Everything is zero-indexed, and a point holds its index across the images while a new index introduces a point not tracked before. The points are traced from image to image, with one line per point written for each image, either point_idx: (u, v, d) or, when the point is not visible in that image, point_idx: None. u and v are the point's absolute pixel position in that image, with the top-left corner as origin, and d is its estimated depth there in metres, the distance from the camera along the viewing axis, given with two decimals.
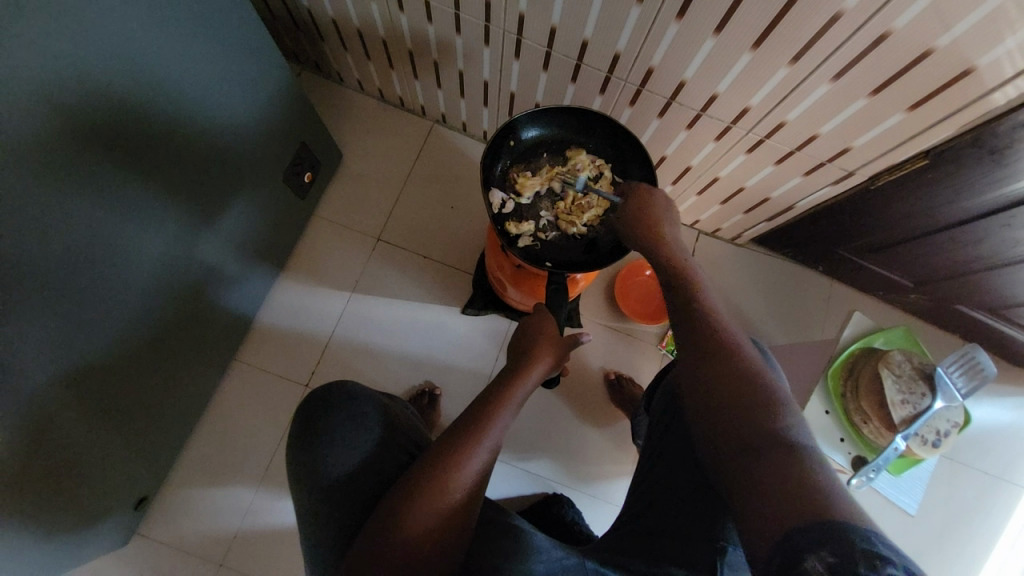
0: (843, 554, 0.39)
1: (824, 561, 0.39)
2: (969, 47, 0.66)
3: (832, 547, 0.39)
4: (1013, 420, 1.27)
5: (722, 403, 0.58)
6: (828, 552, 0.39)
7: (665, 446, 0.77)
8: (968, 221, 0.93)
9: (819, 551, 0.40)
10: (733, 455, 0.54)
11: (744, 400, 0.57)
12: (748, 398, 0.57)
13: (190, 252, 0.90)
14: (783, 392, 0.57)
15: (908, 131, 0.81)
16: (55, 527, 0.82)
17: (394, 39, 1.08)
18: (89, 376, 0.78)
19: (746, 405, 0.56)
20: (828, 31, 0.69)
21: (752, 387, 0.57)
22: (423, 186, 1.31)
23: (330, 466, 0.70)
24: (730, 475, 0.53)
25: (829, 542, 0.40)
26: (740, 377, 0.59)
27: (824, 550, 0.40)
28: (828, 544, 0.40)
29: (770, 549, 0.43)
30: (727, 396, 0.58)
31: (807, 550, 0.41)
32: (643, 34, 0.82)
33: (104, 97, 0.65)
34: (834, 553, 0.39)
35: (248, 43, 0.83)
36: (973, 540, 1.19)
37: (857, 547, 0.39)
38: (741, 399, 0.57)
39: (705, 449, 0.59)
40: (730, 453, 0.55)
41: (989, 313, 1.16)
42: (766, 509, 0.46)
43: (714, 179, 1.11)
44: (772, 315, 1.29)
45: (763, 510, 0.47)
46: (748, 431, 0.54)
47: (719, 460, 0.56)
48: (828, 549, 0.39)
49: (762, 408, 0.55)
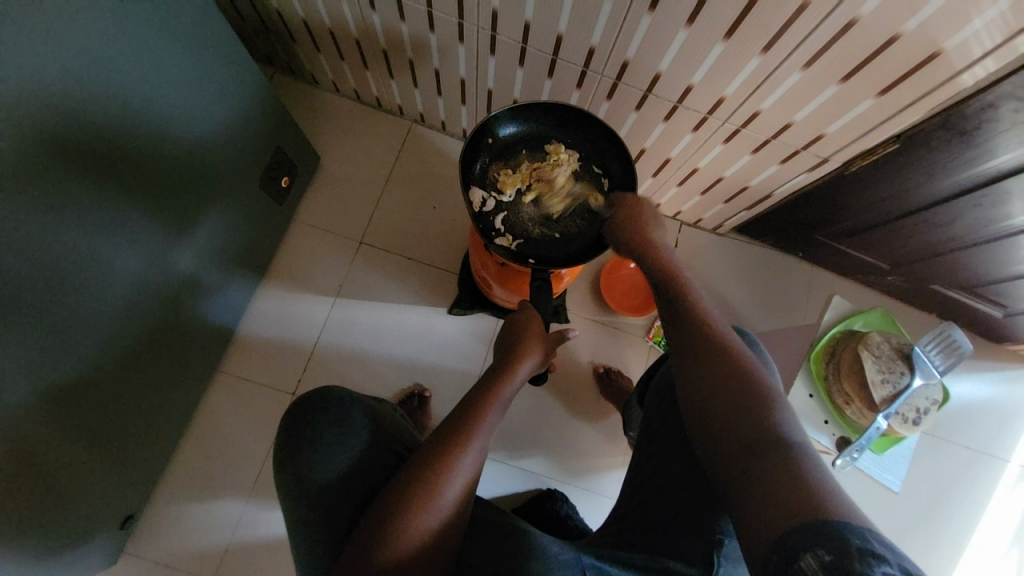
0: (839, 551, 0.39)
1: (818, 559, 0.39)
2: (935, 31, 0.67)
3: (828, 545, 0.40)
4: (989, 394, 1.30)
5: (713, 398, 0.60)
6: (823, 550, 0.40)
7: (657, 441, 0.78)
8: (941, 202, 0.95)
9: (815, 549, 0.40)
10: (733, 453, 0.55)
11: (730, 393, 0.59)
12: (737, 394, 0.58)
13: (167, 263, 0.88)
14: (773, 388, 0.59)
15: (880, 116, 0.82)
16: (40, 551, 0.80)
17: (367, 39, 1.07)
18: (68, 394, 0.76)
19: (737, 399, 0.58)
20: (797, 20, 0.71)
21: (741, 381, 0.59)
22: (404, 187, 1.30)
23: (318, 474, 0.69)
24: (729, 476, 0.54)
25: (826, 541, 0.40)
26: (730, 372, 0.61)
27: (819, 549, 0.40)
28: (822, 542, 0.40)
29: (767, 548, 0.44)
30: (716, 391, 0.60)
31: (802, 549, 0.41)
32: (617, 27, 0.82)
33: (72, 111, 0.63)
34: (830, 551, 0.39)
35: (218, 48, 0.82)
36: (957, 514, 1.22)
37: (851, 545, 0.39)
38: (734, 394, 0.59)
39: (701, 443, 0.60)
40: (730, 452, 0.55)
41: (964, 291, 1.19)
42: (763, 509, 0.46)
43: (693, 170, 1.12)
44: (755, 302, 1.31)
45: (760, 508, 0.47)
46: (740, 426, 0.56)
47: (712, 452, 0.57)
48: (824, 548, 0.40)
49: (750, 402, 0.57)
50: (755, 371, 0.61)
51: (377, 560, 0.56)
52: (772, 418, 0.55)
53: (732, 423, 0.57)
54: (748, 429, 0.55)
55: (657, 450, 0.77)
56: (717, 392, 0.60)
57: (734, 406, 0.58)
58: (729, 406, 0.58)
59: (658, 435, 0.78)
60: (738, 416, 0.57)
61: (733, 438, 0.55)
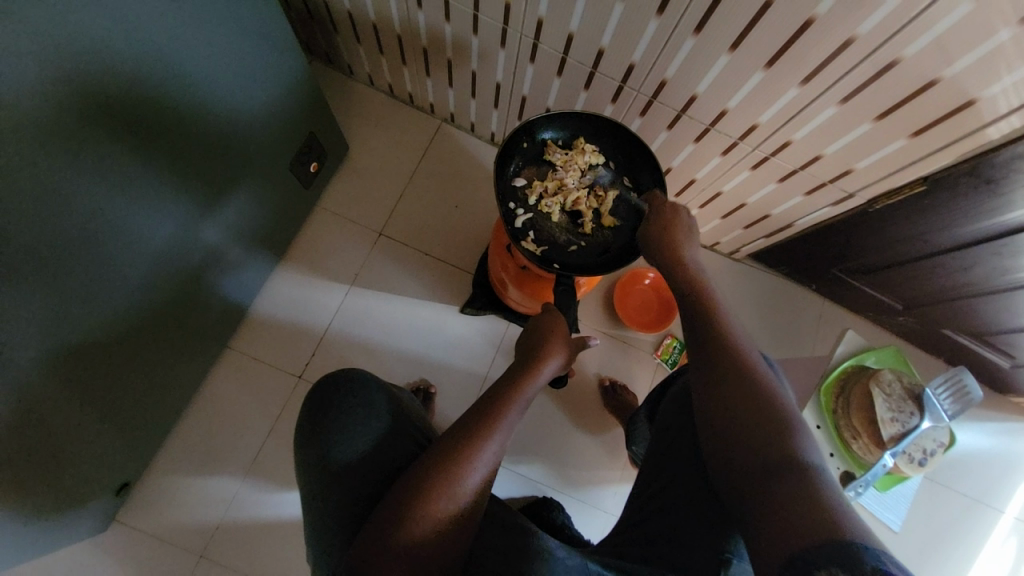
0: (853, 570, 0.38)
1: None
2: (969, 81, 0.68)
3: (840, 563, 0.39)
4: (991, 443, 1.30)
5: (722, 402, 0.61)
6: (837, 567, 0.39)
7: (670, 452, 0.78)
8: (960, 247, 0.95)
9: (829, 566, 0.40)
10: (752, 468, 0.54)
11: (752, 408, 0.58)
12: (759, 409, 0.58)
13: (191, 233, 0.89)
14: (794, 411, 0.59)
15: (909, 157, 0.83)
16: (34, 512, 0.80)
17: (409, 35, 1.08)
18: (76, 355, 0.75)
19: (748, 408, 0.59)
20: (837, 56, 0.72)
21: (755, 387, 0.61)
22: (428, 184, 1.31)
23: (340, 450, 0.68)
24: (747, 491, 0.53)
25: (839, 558, 0.40)
26: (750, 388, 0.61)
27: (832, 566, 0.40)
28: (836, 560, 0.40)
29: (779, 563, 0.44)
30: (733, 397, 0.61)
31: (816, 565, 0.41)
32: (659, 46, 0.83)
33: (118, 78, 0.65)
34: (843, 569, 0.39)
35: (264, 29, 0.83)
36: (952, 561, 1.21)
37: (864, 565, 0.38)
38: (754, 402, 0.59)
39: (717, 458, 0.60)
40: (748, 465, 0.55)
41: (974, 339, 1.19)
42: (782, 525, 0.46)
43: (717, 193, 1.13)
44: (767, 330, 1.31)
45: (777, 524, 0.46)
46: (758, 436, 0.56)
47: (731, 467, 0.57)
48: (837, 565, 0.39)
49: (766, 416, 0.57)
50: (771, 386, 0.61)
51: (400, 541, 0.55)
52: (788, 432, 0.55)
53: (747, 430, 0.57)
54: (763, 439, 0.55)
55: (661, 467, 0.78)
56: (735, 402, 0.60)
57: (749, 412, 0.58)
58: (748, 416, 0.58)
59: (671, 446, 0.78)
60: (753, 426, 0.57)
61: (749, 447, 0.56)
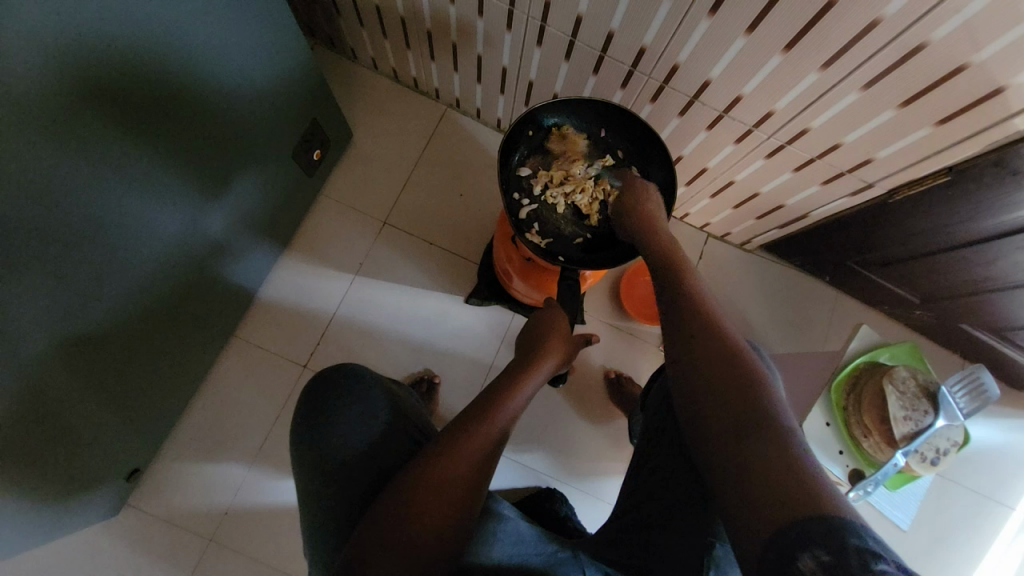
0: (838, 551, 0.38)
1: (815, 559, 0.38)
2: (1003, 67, 0.64)
3: (826, 545, 0.38)
4: (1005, 440, 1.28)
5: (694, 371, 0.60)
6: (822, 550, 0.38)
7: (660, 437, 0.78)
8: (983, 240, 0.91)
9: (813, 549, 0.39)
10: (724, 436, 0.53)
11: (724, 376, 0.58)
12: (731, 378, 0.57)
13: (196, 223, 0.89)
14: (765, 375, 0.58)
15: (934, 146, 0.79)
16: (46, 497, 0.82)
17: (413, 18, 1.05)
18: (82, 346, 0.76)
19: (721, 376, 0.58)
20: (862, 39, 0.68)
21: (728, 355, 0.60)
22: (433, 171, 1.29)
23: (338, 449, 0.68)
24: (718, 463, 0.52)
25: (823, 541, 0.39)
26: (722, 357, 0.60)
27: (817, 548, 0.39)
28: (821, 542, 0.39)
29: (763, 544, 0.42)
30: (705, 367, 0.60)
31: (800, 549, 0.40)
32: (672, 29, 0.80)
33: (123, 67, 0.64)
34: (828, 552, 0.38)
35: (264, 13, 0.81)
36: (960, 557, 1.20)
37: (849, 545, 0.38)
38: (726, 368, 0.58)
39: (691, 432, 0.58)
40: (719, 435, 0.54)
41: (993, 334, 1.16)
42: (760, 503, 0.45)
43: (729, 182, 1.10)
44: (777, 323, 1.29)
45: (755, 501, 0.46)
46: (730, 403, 0.55)
47: (704, 440, 0.56)
48: (822, 548, 0.38)
49: (738, 383, 0.56)
50: (741, 350, 0.61)
51: (400, 539, 0.55)
52: (761, 398, 0.54)
53: (719, 397, 0.56)
54: (735, 406, 0.54)
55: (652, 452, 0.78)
56: (706, 372, 0.59)
57: (721, 380, 0.58)
58: (720, 384, 0.57)
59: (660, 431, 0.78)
60: (723, 395, 0.56)
61: (721, 417, 0.55)
